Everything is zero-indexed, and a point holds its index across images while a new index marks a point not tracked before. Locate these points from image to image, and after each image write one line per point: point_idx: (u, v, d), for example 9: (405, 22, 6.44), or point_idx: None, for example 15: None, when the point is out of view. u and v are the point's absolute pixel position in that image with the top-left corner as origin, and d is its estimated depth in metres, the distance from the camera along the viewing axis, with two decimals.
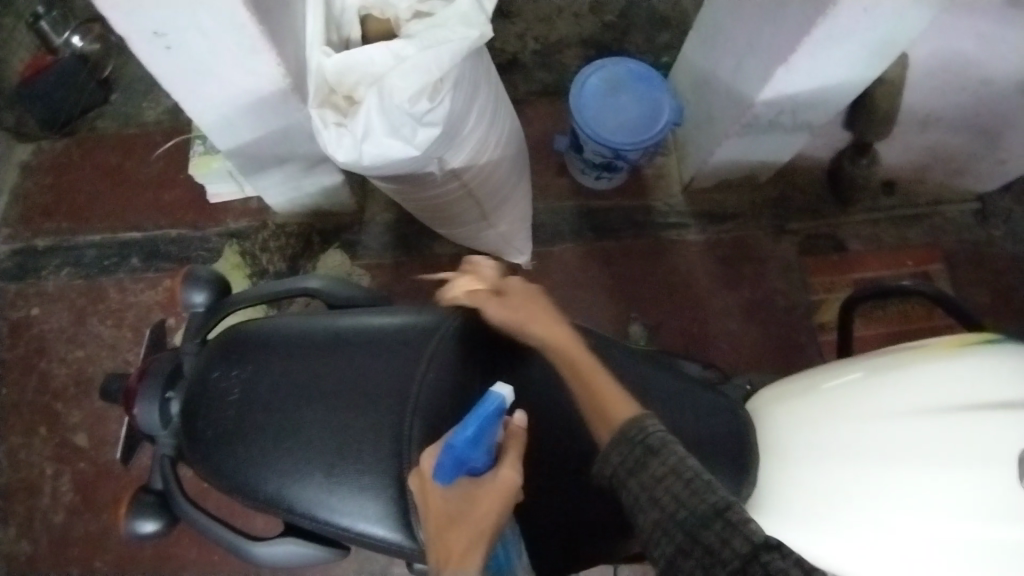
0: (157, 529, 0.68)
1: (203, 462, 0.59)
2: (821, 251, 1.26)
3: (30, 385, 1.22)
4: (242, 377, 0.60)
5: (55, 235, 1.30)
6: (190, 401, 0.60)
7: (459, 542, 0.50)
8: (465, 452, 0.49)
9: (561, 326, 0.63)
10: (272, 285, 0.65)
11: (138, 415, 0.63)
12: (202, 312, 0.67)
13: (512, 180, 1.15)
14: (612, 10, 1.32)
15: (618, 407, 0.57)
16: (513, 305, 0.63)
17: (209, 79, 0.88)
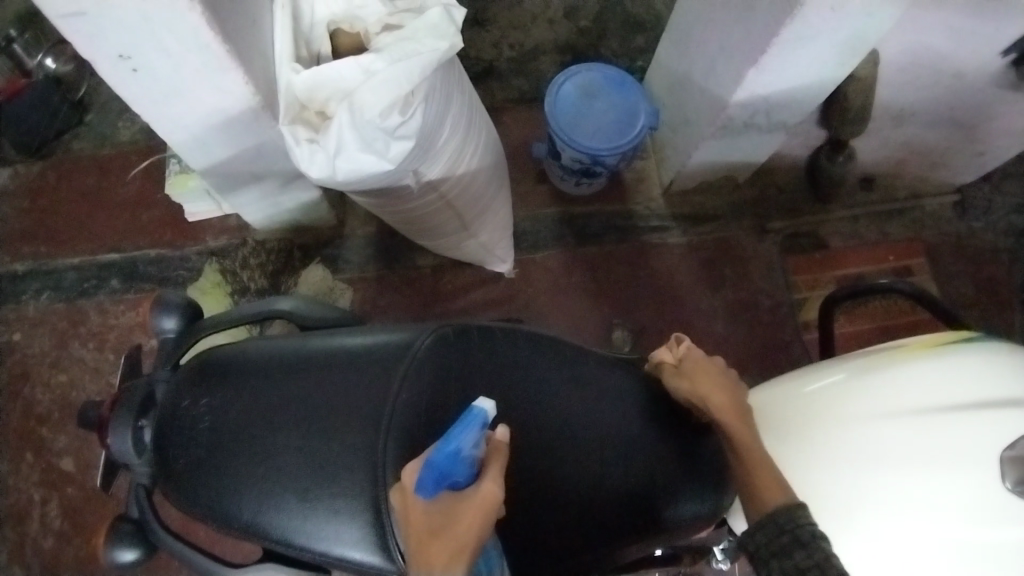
0: (138, 558, 0.65)
1: (177, 491, 0.58)
2: (803, 248, 1.26)
3: (13, 412, 1.20)
4: (213, 405, 0.58)
5: (34, 260, 1.27)
6: (161, 430, 0.59)
7: (440, 557, 0.48)
8: (444, 463, 0.48)
9: (737, 401, 0.67)
10: (243, 309, 0.65)
11: (111, 445, 0.61)
12: (174, 337, 0.67)
13: (491, 189, 1.14)
14: (586, 16, 1.32)
15: (770, 488, 0.58)
16: (694, 383, 0.68)
17: (177, 100, 0.87)
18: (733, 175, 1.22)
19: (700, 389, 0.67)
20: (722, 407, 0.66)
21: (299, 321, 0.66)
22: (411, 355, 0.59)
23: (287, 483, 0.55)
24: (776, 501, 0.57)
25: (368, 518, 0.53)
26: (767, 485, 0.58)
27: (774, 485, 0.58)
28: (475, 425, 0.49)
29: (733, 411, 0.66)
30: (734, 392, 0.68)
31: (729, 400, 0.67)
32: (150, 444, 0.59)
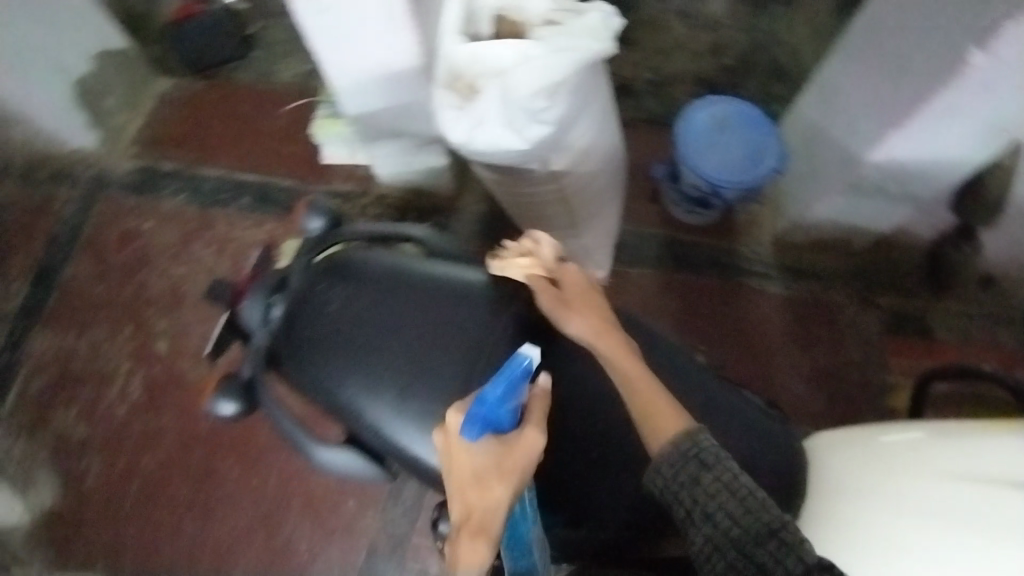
0: (237, 414, 0.68)
1: (294, 363, 0.65)
2: (906, 333, 1.23)
3: (127, 289, 1.35)
4: (344, 298, 0.66)
5: (181, 163, 1.41)
6: (293, 309, 0.66)
7: (479, 498, 0.55)
8: (494, 410, 0.54)
9: (611, 321, 0.66)
10: (381, 225, 0.70)
11: (242, 310, 0.68)
12: (317, 235, 0.71)
13: (606, 196, 1.18)
14: (732, 56, 1.36)
15: (662, 418, 0.60)
16: (569, 300, 0.66)
17: (350, 47, 0.95)
18: (849, 239, 1.22)
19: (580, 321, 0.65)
20: (601, 334, 0.65)
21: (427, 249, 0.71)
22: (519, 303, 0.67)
23: (393, 385, 0.63)
24: (674, 431, 0.58)
25: None
26: (660, 412, 0.60)
27: (677, 414, 0.60)
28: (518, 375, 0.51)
29: (608, 332, 0.65)
30: (608, 310, 0.67)
31: (607, 321, 0.66)
32: (281, 320, 0.66)
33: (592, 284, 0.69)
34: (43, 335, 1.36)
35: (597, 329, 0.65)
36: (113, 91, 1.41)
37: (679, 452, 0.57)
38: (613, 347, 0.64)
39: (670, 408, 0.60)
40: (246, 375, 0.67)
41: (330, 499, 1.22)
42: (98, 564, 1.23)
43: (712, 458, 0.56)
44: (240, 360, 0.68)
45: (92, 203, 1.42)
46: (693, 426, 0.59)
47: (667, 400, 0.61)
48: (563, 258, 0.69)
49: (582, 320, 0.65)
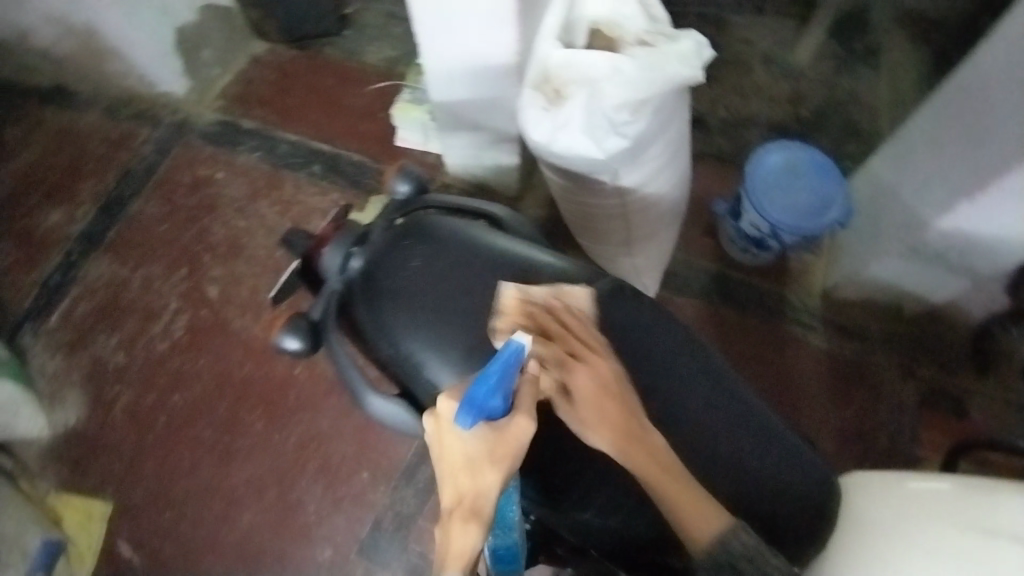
0: (300, 351, 0.71)
1: (366, 311, 0.67)
2: (941, 409, 1.22)
3: (189, 232, 1.41)
4: (422, 258, 0.68)
5: (261, 122, 1.47)
6: (372, 262, 0.69)
7: (470, 483, 0.52)
8: (488, 398, 0.52)
9: (629, 423, 0.58)
10: (465, 201, 0.75)
11: (324, 257, 0.72)
12: (403, 198, 0.76)
13: (666, 221, 1.20)
14: (808, 108, 1.41)
15: (694, 524, 0.58)
16: (583, 410, 0.57)
17: (451, 35, 1.00)
18: (899, 302, 1.22)
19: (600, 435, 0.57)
20: (624, 444, 0.57)
21: (503, 228, 0.74)
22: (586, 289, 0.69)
23: (455, 342, 0.63)
24: (709, 538, 0.57)
25: None
26: (694, 520, 0.58)
27: (712, 514, 0.58)
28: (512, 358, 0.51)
29: (628, 440, 0.57)
30: (625, 407, 0.58)
31: (627, 427, 0.58)
32: (359, 270, 0.69)
33: (605, 375, 0.59)
34: (100, 261, 1.41)
35: (616, 439, 0.57)
36: (209, 44, 1.47)
37: (715, 559, 0.57)
38: (635, 457, 0.57)
39: (702, 507, 0.58)
40: (317, 316, 0.71)
41: (345, 467, 1.24)
42: (109, 489, 1.26)
43: (744, 560, 0.57)
44: (312, 301, 0.72)
45: (169, 146, 1.48)
46: (728, 522, 0.58)
47: (698, 504, 0.58)
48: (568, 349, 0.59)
49: (600, 432, 0.57)
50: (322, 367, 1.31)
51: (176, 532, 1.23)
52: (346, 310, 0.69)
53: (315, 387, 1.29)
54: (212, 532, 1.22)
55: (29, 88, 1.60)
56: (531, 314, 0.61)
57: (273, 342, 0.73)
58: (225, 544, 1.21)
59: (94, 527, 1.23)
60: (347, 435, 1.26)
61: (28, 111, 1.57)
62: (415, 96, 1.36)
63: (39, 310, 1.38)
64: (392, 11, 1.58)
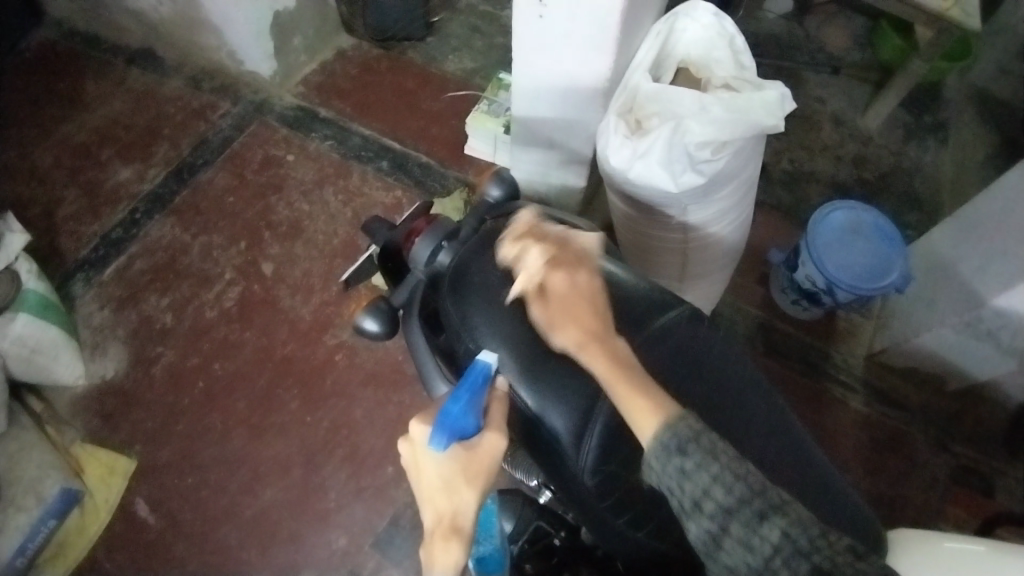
0: (378, 334, 0.73)
1: (452, 303, 0.69)
2: (971, 488, 1.21)
3: (253, 208, 1.45)
4: (513, 259, 0.70)
5: (336, 113, 1.54)
6: (464, 258, 0.71)
7: (448, 501, 0.61)
8: (460, 420, 0.61)
9: (591, 319, 0.63)
10: (554, 213, 0.78)
11: (414, 247, 0.75)
12: (494, 202, 0.80)
13: (722, 263, 1.22)
14: (872, 171, 1.50)
15: (638, 411, 0.56)
16: (554, 307, 0.64)
17: (548, 55, 1.04)
18: (943, 377, 1.24)
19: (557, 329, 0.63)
20: (579, 338, 0.62)
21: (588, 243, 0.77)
22: (667, 316, 0.70)
23: (532, 345, 0.65)
24: (651, 423, 0.55)
25: (579, 409, 0.63)
26: (637, 406, 0.57)
27: (658, 401, 0.57)
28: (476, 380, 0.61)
29: (587, 333, 0.62)
30: (591, 307, 0.64)
31: (588, 325, 0.63)
32: (448, 263, 0.72)
33: (583, 284, 0.65)
34: (163, 223, 1.45)
35: (577, 333, 0.62)
36: (301, 32, 1.52)
37: (653, 441, 0.54)
38: (590, 348, 0.61)
39: (651, 396, 0.57)
40: (400, 302, 0.74)
41: (372, 458, 1.25)
42: (137, 447, 1.26)
43: (692, 445, 0.54)
44: (396, 288, 0.75)
45: (246, 123, 1.54)
46: (670, 409, 0.56)
47: (645, 392, 0.57)
48: (549, 254, 0.67)
49: (565, 328, 0.63)
50: (361, 357, 1.33)
51: (196, 498, 1.22)
52: (431, 301, 0.72)
53: (353, 375, 1.31)
54: (231, 503, 1.22)
55: (120, 49, 1.66)
56: (538, 234, 0.70)
57: (352, 324, 0.74)
58: (242, 517, 1.21)
59: (115, 482, 1.22)
60: (377, 427, 1.27)
61: (115, 70, 1.63)
62: (492, 108, 1.39)
63: (97, 261, 1.42)
64: (476, 25, 1.66)
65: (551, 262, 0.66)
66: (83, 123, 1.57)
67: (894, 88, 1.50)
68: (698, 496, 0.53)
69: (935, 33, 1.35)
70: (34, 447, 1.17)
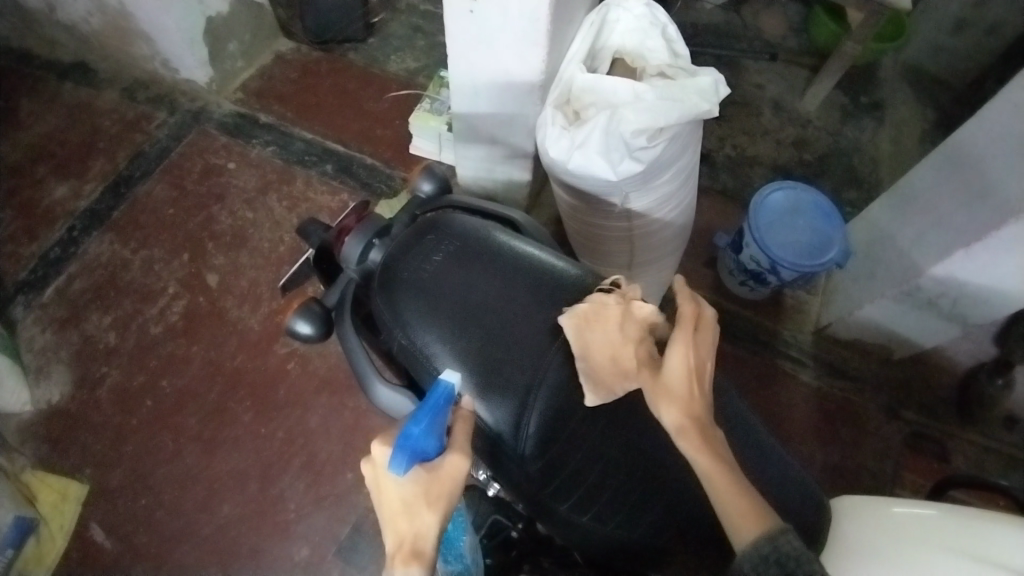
0: (311, 337, 0.73)
1: (386, 299, 0.68)
2: (923, 453, 1.24)
3: (196, 219, 1.42)
4: (448, 251, 0.69)
5: (278, 119, 1.51)
6: (395, 254, 0.70)
7: (408, 524, 0.59)
8: (421, 441, 0.58)
9: (696, 407, 0.60)
10: (490, 206, 0.79)
11: (344, 246, 0.74)
12: (425, 197, 0.80)
13: (669, 248, 1.24)
14: (812, 152, 1.54)
15: (738, 514, 0.56)
16: (666, 386, 0.61)
17: (482, 51, 1.04)
18: (890, 347, 1.27)
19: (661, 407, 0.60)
20: (695, 421, 0.59)
21: (523, 232, 0.78)
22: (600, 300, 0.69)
23: (468, 341, 0.64)
24: (750, 534, 0.54)
25: (513, 402, 0.62)
26: (742, 516, 0.55)
27: (762, 514, 0.56)
28: (441, 397, 0.59)
29: (697, 421, 0.59)
30: (700, 397, 0.61)
31: (699, 412, 0.60)
32: (378, 260, 0.71)
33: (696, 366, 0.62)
34: (102, 239, 1.40)
35: (683, 415, 0.59)
36: (236, 37, 1.49)
37: (766, 547, 0.53)
38: (697, 438, 0.58)
39: (755, 507, 0.56)
40: (332, 303, 0.74)
41: (330, 466, 1.23)
42: (87, 471, 1.22)
43: (792, 553, 0.53)
44: (330, 289, 0.76)
45: (185, 133, 1.50)
46: (777, 526, 0.55)
47: (750, 496, 0.57)
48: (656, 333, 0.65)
49: (672, 410, 0.60)
50: (315, 364, 1.31)
51: (151, 521, 1.18)
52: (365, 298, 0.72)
53: (307, 383, 1.29)
54: (188, 522, 1.18)
55: (50, 63, 1.61)
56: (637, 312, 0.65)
57: (285, 328, 0.74)
58: (199, 535, 1.18)
59: (69, 509, 1.18)
60: (334, 434, 1.25)
61: (46, 85, 1.57)
62: (434, 106, 1.39)
63: (35, 282, 1.37)
64: (417, 23, 1.66)
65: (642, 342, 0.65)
66: (15, 141, 1.51)
67: (829, 70, 1.53)
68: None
69: (865, 15, 1.38)
70: None
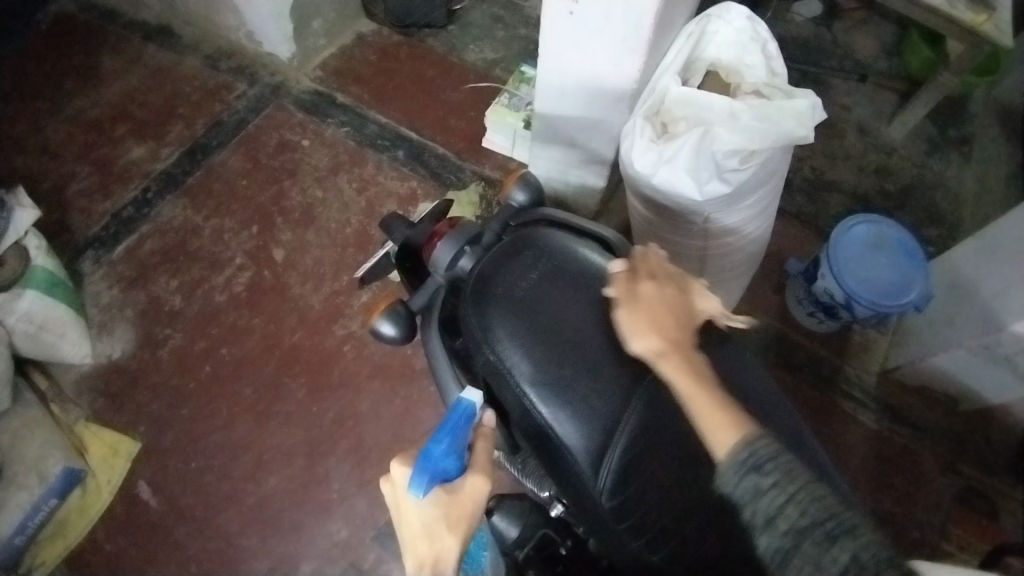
0: (394, 339, 0.74)
1: (474, 311, 0.69)
2: (978, 509, 1.19)
3: (266, 192, 1.44)
4: (542, 274, 0.70)
5: (354, 100, 1.52)
6: (486, 269, 0.71)
7: (429, 548, 0.60)
8: (441, 461, 0.61)
9: (674, 338, 0.64)
10: (582, 222, 0.79)
11: (435, 251, 0.74)
12: (517, 208, 0.81)
13: (742, 272, 1.21)
14: (894, 183, 1.48)
15: (716, 427, 0.59)
16: (642, 309, 0.65)
17: (576, 54, 1.02)
18: (958, 397, 1.22)
19: (634, 331, 0.64)
20: (664, 336, 0.63)
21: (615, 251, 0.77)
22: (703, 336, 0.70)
23: (557, 370, 0.65)
24: (730, 440, 0.58)
25: (600, 432, 0.64)
26: (717, 421, 0.59)
27: (737, 421, 0.59)
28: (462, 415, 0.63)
29: (667, 345, 0.64)
30: (676, 327, 0.65)
31: (673, 339, 0.64)
32: (468, 272, 0.72)
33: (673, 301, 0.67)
34: (174, 204, 1.43)
35: (657, 342, 0.64)
36: (321, 15, 1.49)
37: (742, 452, 0.56)
38: (669, 360, 0.63)
39: (731, 414, 0.60)
40: (418, 307, 0.74)
41: (375, 453, 1.24)
42: (140, 429, 1.25)
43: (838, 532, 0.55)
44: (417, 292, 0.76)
45: (262, 106, 1.52)
46: (748, 425, 0.59)
47: (725, 409, 0.60)
48: (661, 266, 0.69)
49: (645, 335, 0.64)
50: (370, 350, 1.32)
51: (198, 483, 1.21)
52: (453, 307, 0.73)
53: (361, 367, 1.30)
54: (233, 489, 1.21)
55: (138, 25, 1.64)
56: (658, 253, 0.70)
57: (369, 328, 0.75)
58: (243, 504, 1.20)
59: (118, 464, 1.21)
60: (384, 420, 1.26)
61: (132, 46, 1.61)
62: (512, 102, 1.37)
63: (107, 239, 1.40)
64: (499, 14, 1.64)
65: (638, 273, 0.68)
66: (99, 99, 1.54)
67: (922, 100, 1.47)
68: (770, 513, 0.54)
69: (966, 47, 1.32)
70: (39, 425, 1.16)
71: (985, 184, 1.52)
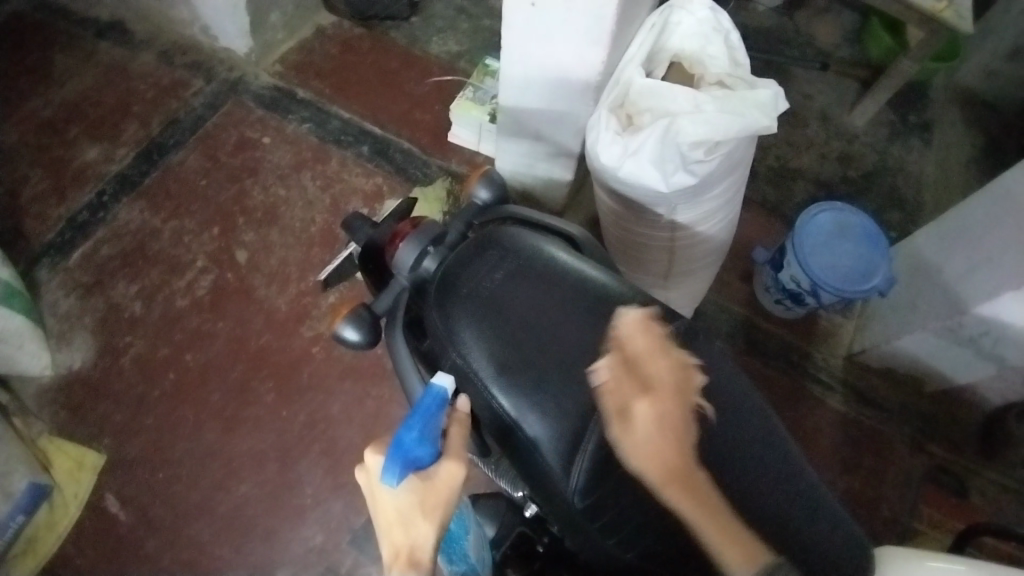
0: (358, 344, 0.73)
1: (438, 310, 0.68)
2: (944, 486, 1.23)
3: (228, 192, 1.40)
4: (507, 272, 0.69)
5: (316, 94, 1.48)
6: (450, 268, 0.70)
7: (405, 535, 0.59)
8: (412, 448, 0.61)
9: (675, 456, 0.58)
10: (547, 218, 0.78)
11: (398, 253, 0.74)
12: (481, 206, 0.80)
13: (709, 262, 1.21)
14: (856, 169, 1.50)
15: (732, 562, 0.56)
16: (642, 433, 0.59)
17: (539, 45, 1.00)
18: (922, 378, 1.24)
19: (635, 459, 0.58)
20: (667, 460, 0.58)
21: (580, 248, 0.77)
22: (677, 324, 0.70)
23: (523, 371, 0.64)
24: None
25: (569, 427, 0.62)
26: (733, 555, 0.56)
27: (752, 552, 0.57)
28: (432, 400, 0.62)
29: (672, 472, 0.58)
30: (678, 442, 0.59)
31: (676, 458, 0.59)
32: (432, 272, 0.71)
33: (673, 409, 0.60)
34: (131, 207, 1.38)
35: (661, 469, 0.58)
36: (279, 9, 1.45)
37: None
38: (673, 488, 0.58)
39: (748, 547, 0.57)
40: (381, 310, 0.74)
41: (348, 454, 1.22)
42: (105, 440, 1.21)
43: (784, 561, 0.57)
44: (381, 295, 0.75)
45: (221, 103, 1.48)
46: (764, 555, 0.57)
47: (739, 542, 0.57)
48: (657, 359, 0.62)
49: (651, 466, 0.58)
50: (339, 350, 1.30)
51: (168, 494, 1.18)
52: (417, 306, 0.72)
53: (331, 368, 1.28)
54: (204, 498, 1.18)
55: (88, 21, 1.57)
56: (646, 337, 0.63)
57: (333, 332, 0.75)
58: (215, 513, 1.18)
59: (84, 477, 1.18)
60: (356, 422, 1.24)
61: (83, 43, 1.54)
62: (477, 95, 1.36)
63: (62, 245, 1.35)
64: (461, 4, 1.61)
65: (634, 375, 0.61)
66: (49, 99, 1.48)
67: (882, 87, 1.49)
68: None
69: (925, 34, 1.34)
70: None
71: (943, 168, 1.55)
